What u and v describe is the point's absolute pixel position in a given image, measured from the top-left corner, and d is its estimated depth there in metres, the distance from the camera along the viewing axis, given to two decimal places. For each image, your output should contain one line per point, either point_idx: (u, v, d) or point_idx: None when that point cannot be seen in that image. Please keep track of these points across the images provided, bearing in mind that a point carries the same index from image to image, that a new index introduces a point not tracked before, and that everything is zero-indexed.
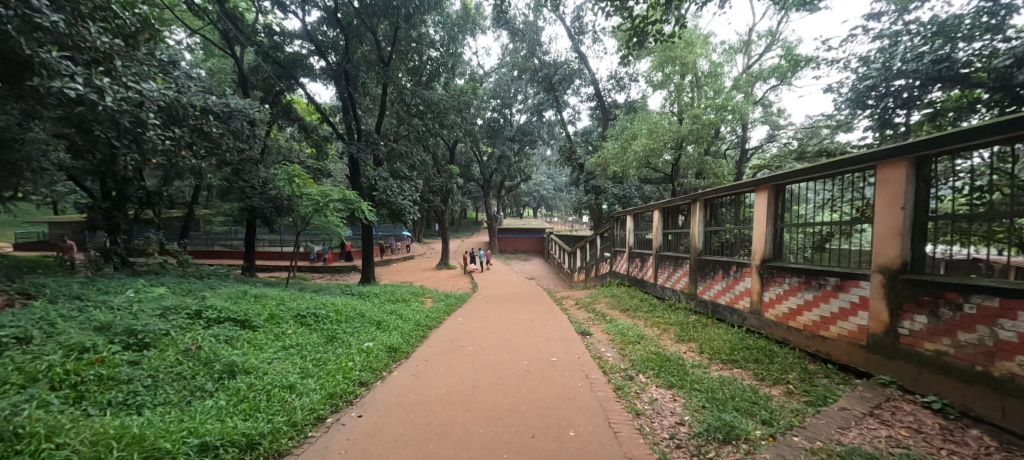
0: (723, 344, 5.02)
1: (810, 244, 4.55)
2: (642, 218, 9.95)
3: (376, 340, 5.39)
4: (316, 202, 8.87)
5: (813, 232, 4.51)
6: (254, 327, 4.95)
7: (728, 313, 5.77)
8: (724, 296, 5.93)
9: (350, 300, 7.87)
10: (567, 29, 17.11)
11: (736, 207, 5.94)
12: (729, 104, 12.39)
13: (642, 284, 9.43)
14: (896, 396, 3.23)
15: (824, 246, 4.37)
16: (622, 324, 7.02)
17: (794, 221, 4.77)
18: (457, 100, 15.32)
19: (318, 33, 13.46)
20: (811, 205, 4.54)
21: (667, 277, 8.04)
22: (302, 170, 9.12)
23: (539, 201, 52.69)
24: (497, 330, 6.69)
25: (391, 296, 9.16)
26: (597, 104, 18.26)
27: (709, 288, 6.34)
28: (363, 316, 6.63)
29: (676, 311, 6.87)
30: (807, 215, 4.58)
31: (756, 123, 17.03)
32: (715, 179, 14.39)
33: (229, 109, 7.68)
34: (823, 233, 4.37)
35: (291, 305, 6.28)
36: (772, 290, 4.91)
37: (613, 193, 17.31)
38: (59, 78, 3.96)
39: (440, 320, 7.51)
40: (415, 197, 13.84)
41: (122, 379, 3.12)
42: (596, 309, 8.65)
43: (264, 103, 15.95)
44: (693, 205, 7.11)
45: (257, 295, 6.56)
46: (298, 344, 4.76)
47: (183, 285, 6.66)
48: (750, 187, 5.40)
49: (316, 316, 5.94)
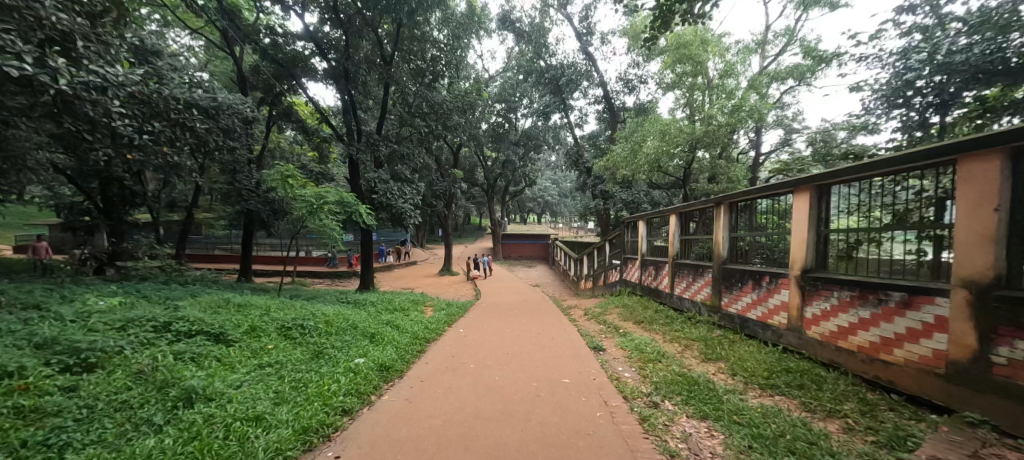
0: (760, 366, 4.44)
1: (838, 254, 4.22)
2: (655, 224, 9.37)
3: (367, 357, 4.84)
4: (309, 204, 8.28)
5: (838, 240, 4.22)
6: (230, 342, 4.41)
7: (760, 329, 5.18)
8: (753, 311, 5.34)
9: (343, 310, 7.30)
10: (575, 30, 16.67)
11: (749, 213, 5.75)
12: (745, 105, 11.80)
13: (656, 294, 8.83)
14: (994, 440, 2.63)
15: (851, 255, 4.08)
16: (638, 339, 6.43)
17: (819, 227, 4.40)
18: (460, 101, 14.86)
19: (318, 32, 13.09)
20: (841, 210, 4.19)
21: (685, 286, 7.41)
22: (297, 170, 8.64)
23: (542, 206, 52.01)
24: (502, 345, 6.10)
25: (388, 305, 8.58)
26: (605, 107, 17.72)
27: (736, 301, 5.74)
28: (356, 328, 6.07)
29: (697, 325, 6.29)
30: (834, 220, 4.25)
31: (770, 126, 16.45)
32: (729, 184, 13.78)
33: (217, 103, 7.21)
34: (849, 240, 4.08)
35: (277, 315, 5.74)
36: (815, 306, 4.31)
37: (621, 198, 16.70)
38: (2, 55, 3.50)
39: (440, 332, 6.92)
40: (416, 201, 13.32)
41: (48, 411, 2.59)
42: (608, 321, 8.05)
43: (264, 104, 15.56)
44: (716, 209, 6.47)
45: (241, 304, 6.00)
46: (278, 362, 4.20)
47: (160, 292, 6.11)
48: (782, 189, 4.84)
49: (303, 328, 5.38)
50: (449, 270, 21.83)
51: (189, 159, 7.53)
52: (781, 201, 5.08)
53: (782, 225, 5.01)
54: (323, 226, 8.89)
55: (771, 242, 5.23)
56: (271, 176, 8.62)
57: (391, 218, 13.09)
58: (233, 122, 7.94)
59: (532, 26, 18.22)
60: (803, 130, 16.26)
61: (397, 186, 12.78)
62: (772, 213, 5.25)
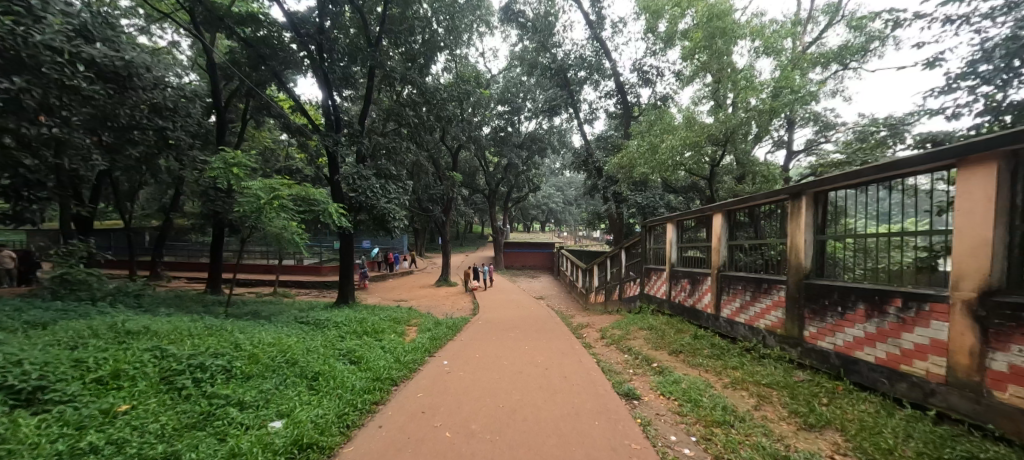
0: (919, 454, 2.67)
1: (873, 263, 3.73)
2: (686, 226, 7.67)
3: (283, 423, 3.13)
4: (254, 198, 6.48)
5: (870, 247, 3.76)
6: (45, 407, 2.74)
7: (883, 379, 3.45)
8: (868, 350, 3.61)
9: (289, 335, 5.59)
10: (586, 17, 15.14)
11: (825, 211, 4.28)
12: (788, 90, 10.07)
13: (689, 313, 7.13)
14: None
15: (886, 264, 3.64)
16: (684, 379, 4.70)
17: (842, 233, 4.04)
18: (456, 91, 13.29)
19: (305, 24, 11.33)
20: (867, 218, 3.80)
21: (737, 308, 5.61)
22: (248, 159, 6.93)
23: (547, 213, 49.93)
24: (495, 392, 4.33)
25: (355, 326, 6.79)
26: (618, 102, 16.09)
27: (830, 334, 4.04)
28: (294, 366, 4.34)
29: (768, 364, 4.55)
30: (862, 227, 3.84)
31: (804, 120, 14.65)
32: (765, 182, 11.95)
33: (126, 63, 6.45)
34: (881, 245, 3.67)
35: (173, 348, 4.00)
36: (1018, 354, 2.59)
37: (635, 201, 14.82)
38: None
39: (415, 366, 5.18)
40: (403, 201, 11.70)
41: None
42: (633, 348, 6.35)
43: (240, 95, 14.01)
44: (792, 202, 4.65)
45: (127, 332, 4.25)
46: (106, 444, 2.49)
47: (21, 315, 4.39)
48: (872, 179, 3.66)
49: (203, 372, 3.66)
50: (446, 280, 20.05)
51: (91, 138, 6.47)
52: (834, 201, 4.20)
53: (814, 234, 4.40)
54: (277, 227, 7.14)
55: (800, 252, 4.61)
56: (211, 163, 6.79)
57: (375, 222, 11.38)
58: (158, 95, 7.26)
59: (537, 16, 16.62)
60: (844, 125, 14.44)
61: (382, 184, 11.16)
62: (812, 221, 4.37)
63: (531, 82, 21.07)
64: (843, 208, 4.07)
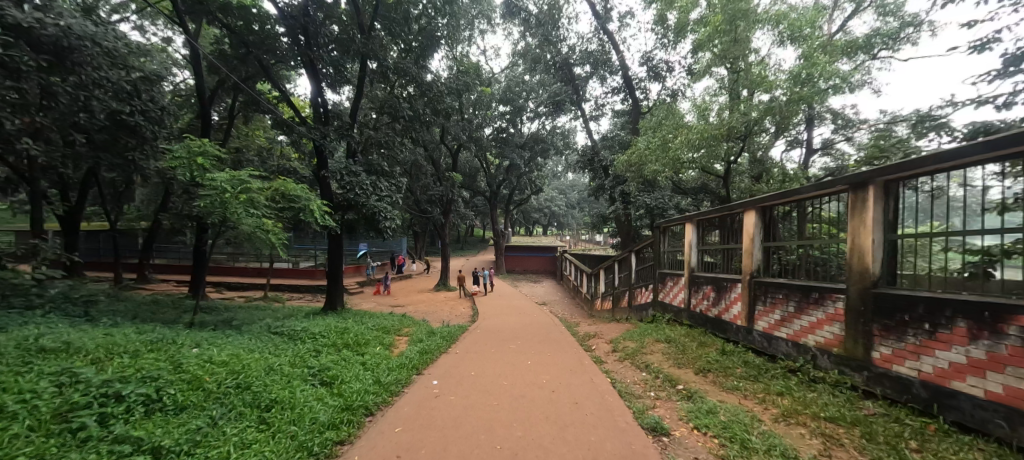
0: None
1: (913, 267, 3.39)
2: (708, 225, 6.90)
3: None
4: (216, 191, 5.71)
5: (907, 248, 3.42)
6: None
7: (998, 420, 2.66)
8: (966, 380, 2.86)
9: (251, 350, 4.80)
10: (592, 8, 14.39)
11: (887, 205, 3.55)
12: (814, 80, 9.23)
13: (712, 324, 6.33)
14: None
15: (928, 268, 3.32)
16: (721, 407, 3.88)
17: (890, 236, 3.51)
18: (455, 84, 12.54)
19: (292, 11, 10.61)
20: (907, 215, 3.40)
21: (775, 321, 4.82)
22: (216, 148, 6.20)
23: (549, 216, 49.07)
24: (493, 424, 3.55)
25: (334, 338, 5.99)
26: (625, 98, 15.33)
27: (905, 356, 3.29)
28: (241, 392, 3.52)
29: (825, 391, 3.74)
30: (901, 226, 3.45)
31: (822, 117, 13.79)
32: (785, 181, 11.13)
33: (62, 33, 6.33)
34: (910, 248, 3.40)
35: (85, 371, 3.22)
36: None
37: (643, 202, 13.95)
38: None
39: (399, 389, 4.37)
40: (397, 201, 10.93)
41: None
42: (652, 365, 5.54)
43: (226, 89, 13.30)
44: (854, 194, 3.80)
45: (30, 349, 3.46)
46: None
47: None
48: (932, 169, 3.17)
49: (113, 406, 2.86)
50: (445, 285, 19.21)
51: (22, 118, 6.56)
52: (903, 193, 3.47)
53: (836, 237, 4.14)
54: (250, 226, 6.38)
55: (825, 256, 4.30)
56: (173, 152, 6.05)
57: (366, 222, 10.60)
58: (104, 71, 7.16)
59: (541, 9, 15.83)
60: (865, 123, 13.58)
61: (374, 183, 10.41)
62: (866, 222, 3.64)
63: (534, 80, 20.35)
64: (904, 206, 3.44)
